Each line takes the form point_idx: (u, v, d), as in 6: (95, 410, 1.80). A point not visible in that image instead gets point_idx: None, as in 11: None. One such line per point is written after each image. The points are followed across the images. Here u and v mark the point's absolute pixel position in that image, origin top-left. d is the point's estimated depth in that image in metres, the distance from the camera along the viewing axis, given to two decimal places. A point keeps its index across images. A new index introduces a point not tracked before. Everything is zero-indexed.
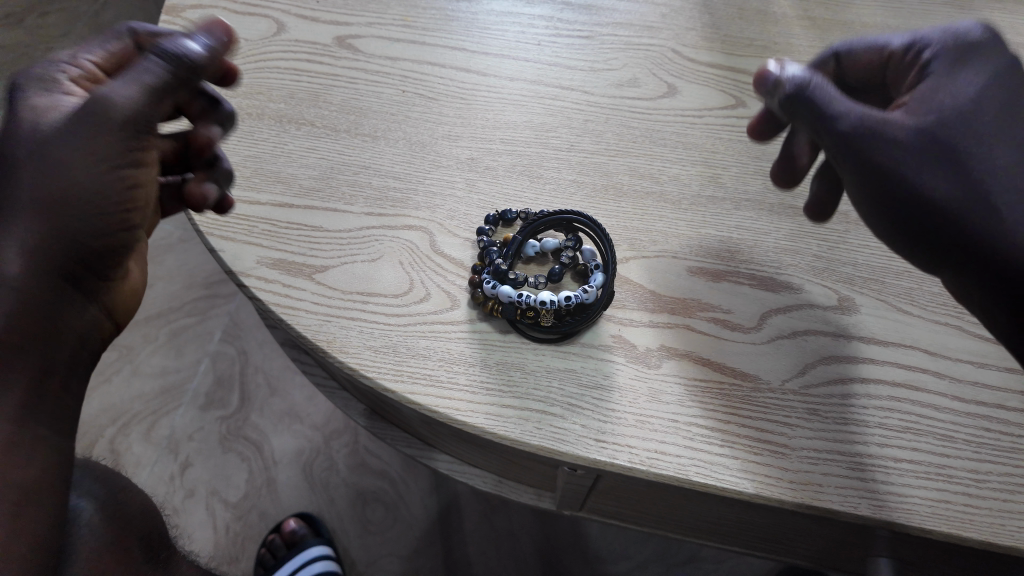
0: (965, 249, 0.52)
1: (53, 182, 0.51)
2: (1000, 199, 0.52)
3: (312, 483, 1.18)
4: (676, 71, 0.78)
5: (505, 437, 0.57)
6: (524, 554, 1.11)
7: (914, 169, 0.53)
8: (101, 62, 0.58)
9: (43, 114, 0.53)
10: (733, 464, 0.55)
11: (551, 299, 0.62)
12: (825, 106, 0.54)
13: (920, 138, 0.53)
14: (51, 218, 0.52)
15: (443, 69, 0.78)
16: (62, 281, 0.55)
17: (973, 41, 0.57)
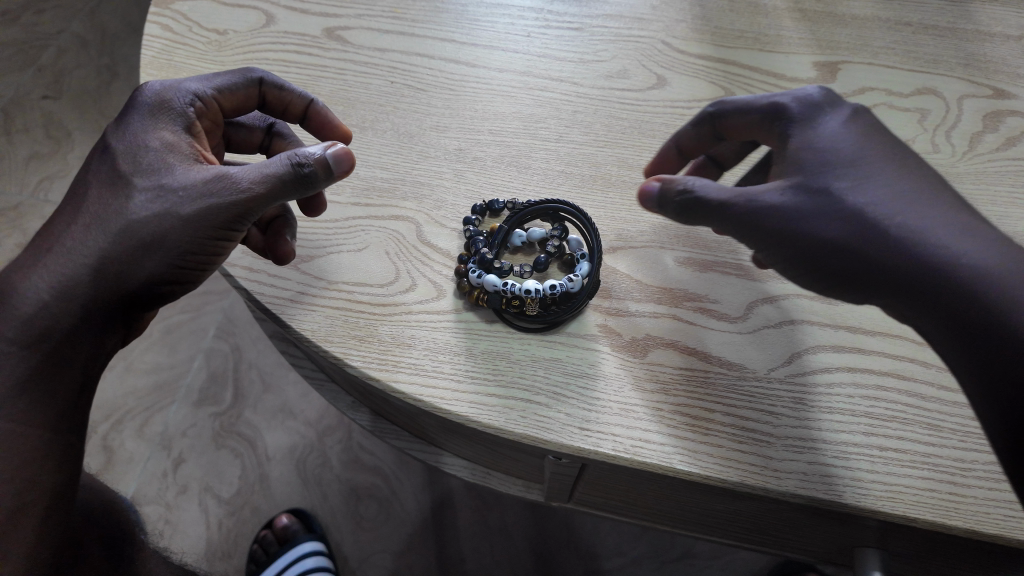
0: (893, 272, 0.51)
1: (148, 225, 0.54)
2: (897, 219, 0.51)
3: (305, 479, 1.17)
4: (666, 62, 0.78)
5: (489, 426, 0.56)
6: (517, 550, 1.10)
7: (812, 223, 0.52)
8: (223, 101, 0.63)
9: (166, 153, 0.57)
10: (718, 453, 0.55)
11: (536, 287, 0.62)
12: (720, 205, 0.53)
13: (810, 195, 0.53)
14: (130, 256, 0.55)
15: (432, 60, 0.78)
16: (113, 309, 0.57)
17: (816, 99, 0.58)
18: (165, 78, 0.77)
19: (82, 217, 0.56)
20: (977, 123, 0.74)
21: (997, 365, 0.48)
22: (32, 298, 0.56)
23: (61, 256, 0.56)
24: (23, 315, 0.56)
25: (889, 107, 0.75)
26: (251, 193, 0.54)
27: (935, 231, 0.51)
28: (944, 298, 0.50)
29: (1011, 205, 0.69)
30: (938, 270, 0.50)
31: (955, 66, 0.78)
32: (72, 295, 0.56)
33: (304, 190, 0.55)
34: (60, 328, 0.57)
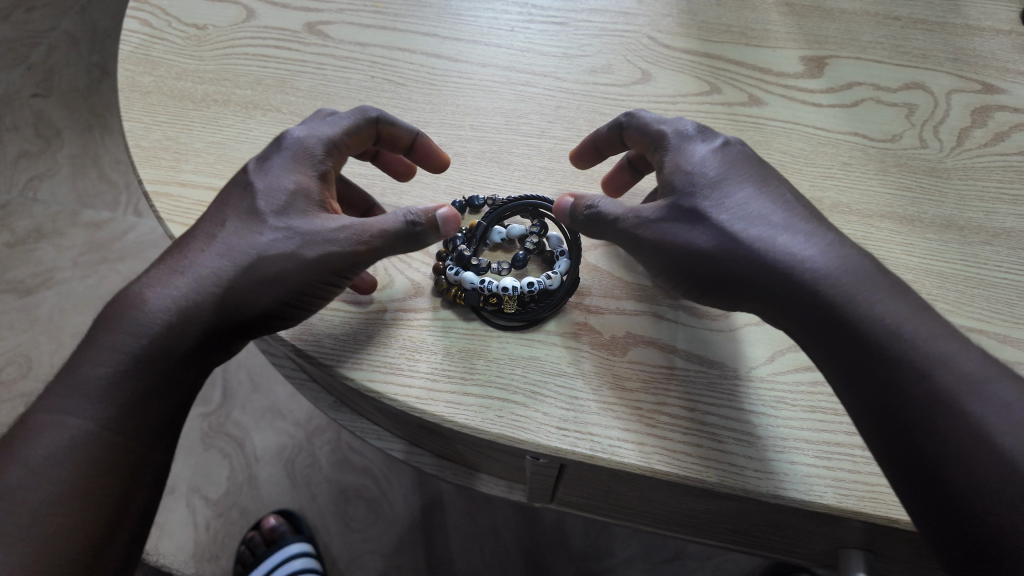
0: (755, 285, 0.51)
1: (276, 261, 0.54)
2: (759, 234, 0.52)
3: (293, 480, 1.16)
4: (651, 57, 0.77)
5: (465, 426, 0.55)
6: (507, 551, 1.08)
7: (683, 239, 0.53)
8: (345, 144, 0.61)
9: (298, 198, 0.57)
10: (696, 452, 0.54)
11: (515, 285, 0.61)
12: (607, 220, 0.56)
13: (678, 213, 0.54)
14: (253, 288, 0.53)
15: (413, 54, 0.77)
16: (229, 335, 0.55)
17: (693, 126, 0.58)
18: (143, 73, 0.76)
19: (214, 244, 0.55)
20: (965, 118, 0.73)
21: (852, 375, 0.48)
22: (151, 316, 0.53)
23: (189, 277, 0.54)
24: (143, 332, 0.52)
25: (876, 102, 0.74)
26: (368, 244, 0.54)
27: (796, 244, 0.51)
28: (804, 309, 0.50)
29: (999, 200, 0.68)
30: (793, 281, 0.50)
31: (944, 60, 0.77)
32: (195, 319, 0.53)
33: (410, 244, 0.56)
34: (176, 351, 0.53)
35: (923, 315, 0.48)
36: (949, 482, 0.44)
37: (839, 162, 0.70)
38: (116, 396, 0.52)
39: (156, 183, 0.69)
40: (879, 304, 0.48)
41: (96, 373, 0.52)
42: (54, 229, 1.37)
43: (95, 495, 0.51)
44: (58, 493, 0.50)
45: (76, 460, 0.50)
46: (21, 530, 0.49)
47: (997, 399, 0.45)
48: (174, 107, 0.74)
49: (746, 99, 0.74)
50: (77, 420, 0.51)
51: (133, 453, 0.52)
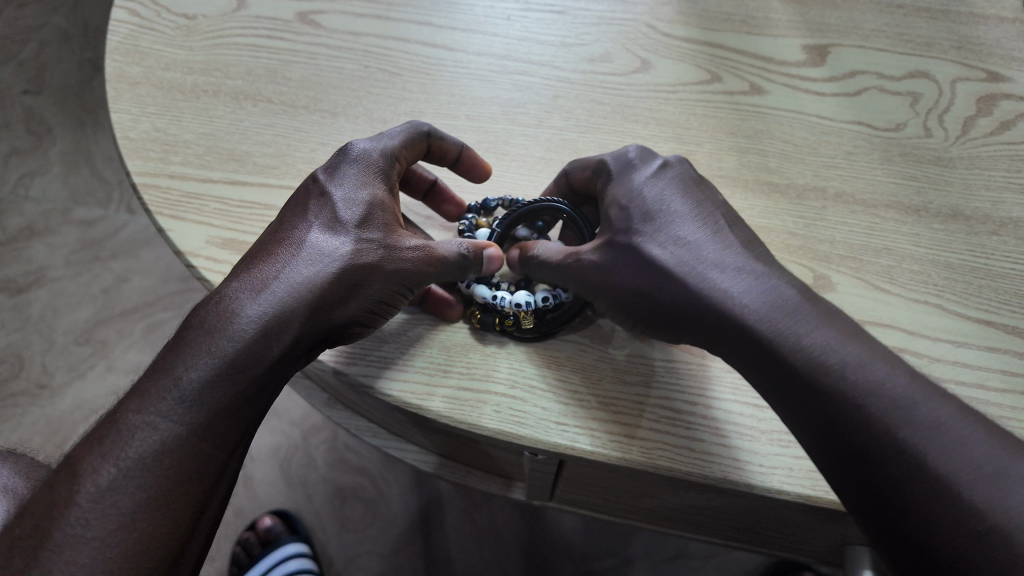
0: (691, 318, 0.50)
1: (361, 271, 0.52)
2: (687, 267, 0.51)
3: (289, 480, 1.14)
4: (650, 45, 0.75)
5: (461, 422, 0.54)
6: (506, 551, 1.05)
7: (613, 276, 0.53)
8: (406, 158, 0.60)
9: (377, 209, 0.55)
10: (701, 448, 0.53)
11: (529, 300, 0.57)
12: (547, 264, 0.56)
13: (607, 250, 0.54)
14: (339, 297, 0.52)
15: (407, 43, 0.75)
16: (317, 345, 0.52)
17: (632, 154, 0.58)
18: (132, 64, 0.74)
19: (301, 251, 0.52)
20: (970, 107, 0.71)
21: (787, 413, 0.47)
22: (243, 322, 0.49)
23: (282, 283, 0.50)
24: (237, 337, 0.48)
25: (880, 90, 0.73)
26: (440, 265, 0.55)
27: (721, 274, 0.50)
28: (733, 342, 0.48)
29: (1005, 189, 0.66)
30: (716, 313, 0.49)
31: (948, 48, 0.75)
32: (286, 327, 0.50)
33: (470, 274, 0.57)
34: (268, 358, 0.49)
35: (852, 340, 0.46)
36: (891, 512, 0.42)
37: (842, 152, 0.69)
38: (208, 400, 0.47)
39: (144, 175, 0.67)
40: (812, 333, 0.46)
41: (188, 376, 0.47)
42: (46, 227, 1.35)
43: (175, 502, 0.45)
44: (143, 499, 0.44)
45: (163, 466, 0.45)
46: (103, 541, 0.43)
47: (928, 420, 0.42)
48: (163, 97, 0.72)
49: (747, 88, 0.73)
50: (167, 423, 0.46)
51: (216, 459, 0.47)
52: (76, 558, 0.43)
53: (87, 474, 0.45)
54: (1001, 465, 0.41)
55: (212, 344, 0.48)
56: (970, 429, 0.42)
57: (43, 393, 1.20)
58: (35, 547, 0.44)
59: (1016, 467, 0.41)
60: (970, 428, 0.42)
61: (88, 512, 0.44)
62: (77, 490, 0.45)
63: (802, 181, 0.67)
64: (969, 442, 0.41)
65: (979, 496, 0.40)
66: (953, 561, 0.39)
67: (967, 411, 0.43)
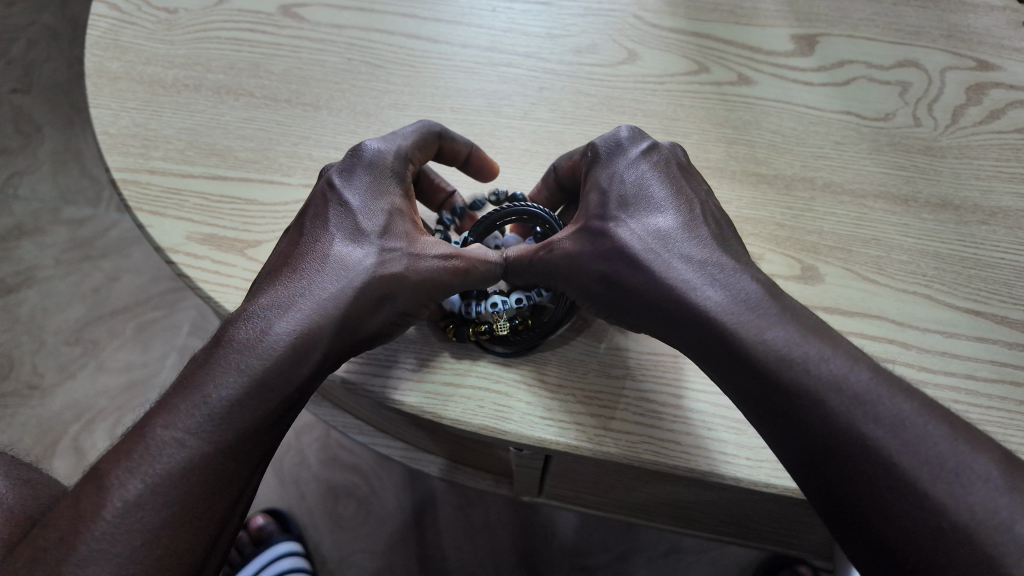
0: (655, 310, 0.49)
1: (390, 282, 0.52)
2: (654, 257, 0.50)
3: (282, 479, 1.11)
4: (637, 36, 0.75)
5: (446, 418, 0.53)
6: (500, 547, 1.04)
7: (580, 269, 0.52)
8: (419, 160, 0.60)
9: (397, 218, 0.55)
10: (686, 441, 0.52)
11: (502, 302, 0.56)
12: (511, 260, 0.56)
13: (573, 242, 0.53)
14: (366, 312, 0.52)
15: (391, 36, 0.74)
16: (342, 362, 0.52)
17: (622, 135, 0.56)
18: (112, 59, 0.74)
19: (328, 264, 0.52)
20: (960, 96, 0.71)
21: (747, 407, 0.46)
22: (275, 338, 0.48)
23: (311, 301, 0.50)
24: (267, 355, 0.47)
25: (869, 80, 0.72)
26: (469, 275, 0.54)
27: (685, 265, 0.49)
28: (695, 336, 0.47)
29: (995, 179, 0.66)
30: (678, 306, 0.48)
31: (938, 37, 0.75)
32: (314, 346, 0.49)
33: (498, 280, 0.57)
34: (299, 377, 0.48)
35: (814, 332, 0.45)
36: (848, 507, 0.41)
37: (830, 142, 0.68)
38: (237, 417, 0.46)
39: (124, 171, 0.67)
40: (775, 327, 0.45)
41: (222, 391, 0.46)
42: (35, 226, 1.33)
43: (199, 519, 0.44)
44: (169, 516, 0.43)
45: (191, 482, 0.44)
46: (127, 559, 0.41)
47: (889, 415, 0.41)
48: (144, 92, 0.72)
49: (735, 78, 0.72)
50: (195, 438, 0.45)
51: (242, 477, 0.46)
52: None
53: (110, 489, 0.43)
54: (962, 462, 0.40)
55: (247, 361, 0.47)
56: (930, 426, 0.41)
57: (33, 393, 1.20)
58: (49, 565, 0.41)
59: (981, 464, 0.40)
60: (931, 425, 0.41)
61: (112, 528, 0.42)
62: (100, 505, 0.42)
63: (789, 172, 0.66)
64: (929, 438, 0.41)
65: (939, 493, 0.39)
66: (912, 558, 0.39)
67: (929, 406, 0.42)
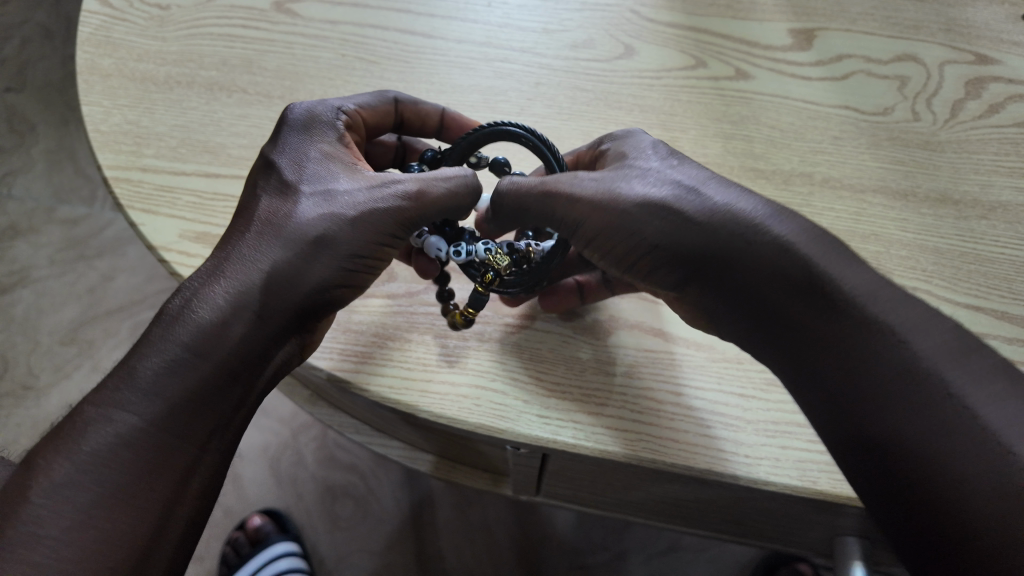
0: (733, 244, 0.48)
1: (326, 224, 0.50)
2: (724, 198, 0.50)
3: (278, 478, 1.11)
4: (633, 31, 0.74)
5: (441, 416, 0.52)
6: (498, 546, 1.04)
7: (621, 213, 0.50)
8: (366, 118, 0.61)
9: (328, 163, 0.55)
10: (684, 439, 0.52)
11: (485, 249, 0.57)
12: (522, 193, 0.54)
13: (624, 185, 0.51)
14: (303, 260, 0.49)
15: (385, 31, 0.74)
16: (293, 326, 0.50)
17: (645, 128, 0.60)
18: (103, 56, 0.73)
19: (253, 222, 0.51)
20: (959, 90, 0.70)
21: (807, 352, 0.47)
22: (203, 311, 0.47)
23: (239, 261, 0.49)
24: (193, 319, 0.47)
25: (867, 74, 0.72)
26: (412, 207, 0.52)
27: (754, 206, 0.50)
28: (780, 271, 0.47)
29: (994, 173, 0.65)
30: (746, 253, 0.48)
31: (936, 31, 0.74)
32: (251, 304, 0.48)
33: (457, 206, 0.54)
34: (231, 338, 0.47)
35: (889, 286, 0.47)
36: (899, 462, 0.41)
37: (829, 137, 0.68)
38: (167, 387, 0.45)
39: (115, 168, 0.66)
40: (849, 272, 0.47)
41: (149, 365, 0.45)
42: (29, 226, 1.33)
43: (141, 500, 0.43)
44: (99, 493, 0.42)
45: (121, 459, 0.43)
46: (58, 537, 0.41)
47: (978, 363, 0.43)
48: (136, 89, 0.71)
49: (733, 73, 0.72)
50: (127, 414, 0.44)
51: (185, 454, 0.45)
52: (27, 556, 0.40)
53: (39, 470, 0.43)
54: None
55: (176, 331, 0.46)
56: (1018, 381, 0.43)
57: (28, 394, 1.19)
58: None
59: None
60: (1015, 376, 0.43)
61: (40, 508, 0.41)
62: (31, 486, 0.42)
63: (788, 167, 0.66)
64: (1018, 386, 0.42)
65: None
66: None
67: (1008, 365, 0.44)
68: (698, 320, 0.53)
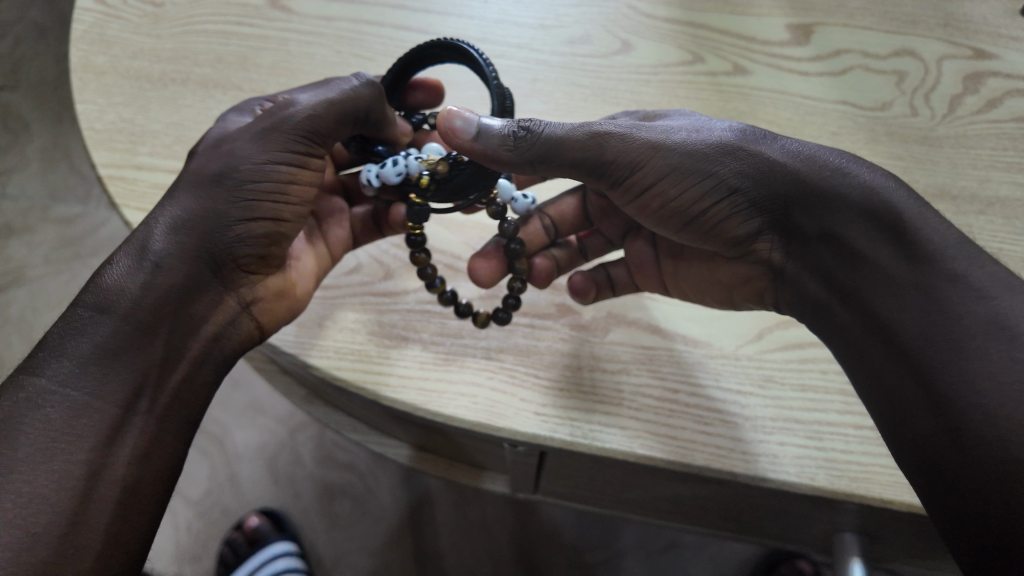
0: (816, 188, 0.49)
1: (224, 156, 0.50)
2: (804, 148, 0.51)
3: (275, 478, 1.10)
4: (630, 26, 0.74)
5: (439, 414, 0.52)
6: (497, 545, 1.03)
7: (700, 154, 0.50)
8: None
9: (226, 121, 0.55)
10: (682, 435, 0.52)
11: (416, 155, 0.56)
12: (560, 142, 0.51)
13: (698, 132, 0.52)
14: (200, 197, 0.49)
15: (381, 27, 0.73)
16: (205, 268, 0.49)
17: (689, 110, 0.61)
18: (97, 53, 0.72)
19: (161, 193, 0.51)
20: (957, 84, 0.70)
21: (868, 296, 0.48)
22: (110, 271, 0.46)
23: (146, 221, 0.48)
24: (103, 285, 0.45)
25: (865, 69, 0.71)
26: (297, 117, 0.51)
27: (835, 154, 0.51)
28: (859, 217, 0.48)
29: (993, 168, 0.65)
30: (823, 201, 0.49)
31: (934, 26, 0.74)
32: (150, 251, 0.47)
33: (347, 119, 0.54)
34: (140, 284, 0.46)
35: (967, 244, 0.46)
36: (945, 409, 0.42)
37: (827, 133, 0.67)
38: (79, 345, 0.43)
39: (109, 166, 0.65)
40: (932, 224, 0.47)
41: (55, 330, 0.44)
42: (24, 225, 1.32)
43: (62, 464, 0.40)
44: (19, 454, 0.39)
45: (39, 419, 0.40)
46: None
47: None
48: (130, 86, 0.70)
49: (730, 68, 0.71)
50: (36, 378, 0.42)
51: (101, 409, 0.42)
52: None
53: None
54: None
55: (89, 291, 0.45)
56: None
57: None
58: None
59: None
60: None
61: None
62: None
63: None
64: None
65: None
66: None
67: None
68: (760, 274, 0.55)
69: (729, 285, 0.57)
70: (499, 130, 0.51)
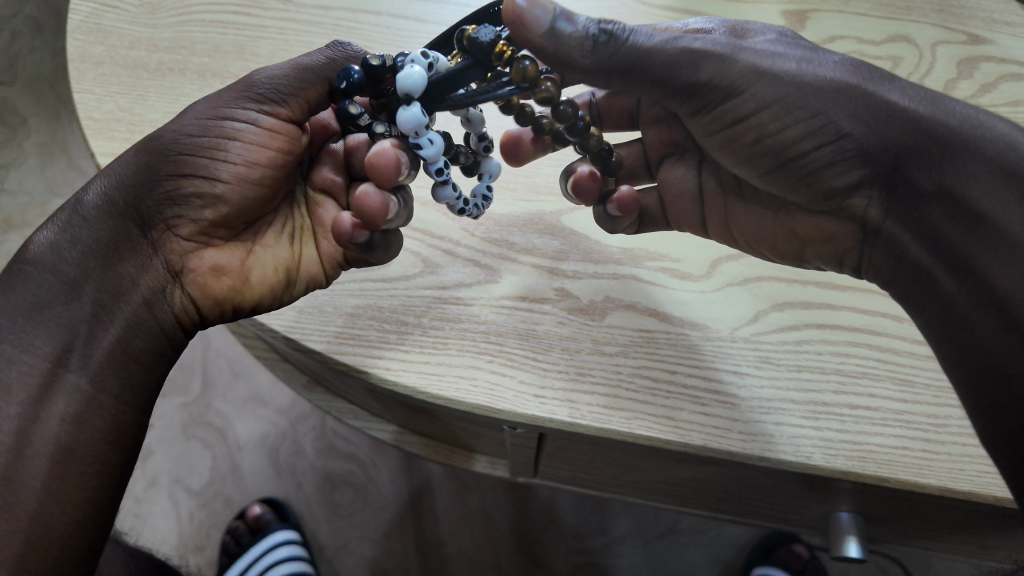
0: (946, 146, 0.48)
1: (180, 121, 0.52)
2: (933, 102, 0.50)
3: (277, 467, 1.11)
4: (627, 14, 0.74)
5: (438, 397, 0.53)
6: (497, 532, 1.04)
7: (807, 89, 0.49)
8: None
9: None
10: (680, 416, 0.52)
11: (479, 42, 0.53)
12: (645, 52, 0.49)
13: (809, 63, 0.50)
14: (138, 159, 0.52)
15: (379, 16, 0.73)
16: (132, 227, 0.51)
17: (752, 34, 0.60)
18: (94, 43, 0.72)
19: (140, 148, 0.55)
20: (951, 70, 0.70)
21: (977, 258, 0.48)
22: (42, 232, 0.51)
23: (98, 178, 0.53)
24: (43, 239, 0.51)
25: (860, 56, 0.72)
26: (257, 80, 0.53)
27: (959, 106, 0.49)
28: (993, 184, 0.47)
29: None
30: (945, 155, 0.48)
31: (929, 12, 0.74)
32: (81, 210, 0.51)
33: (314, 84, 0.54)
34: (58, 241, 0.50)
35: None
36: None
37: None
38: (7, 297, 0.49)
39: (109, 156, 0.66)
40: None
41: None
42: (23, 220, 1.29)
43: None
44: None
45: None
46: None
47: None
48: (128, 76, 0.70)
49: None
50: None
51: (31, 362, 0.47)
52: None
53: None
54: None
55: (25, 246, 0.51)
56: None
57: None
58: None
59: None
60: None
61: None
62: None
63: None
64: None
65: None
66: None
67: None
68: (853, 228, 0.55)
69: (801, 241, 0.58)
70: (574, 31, 0.49)
